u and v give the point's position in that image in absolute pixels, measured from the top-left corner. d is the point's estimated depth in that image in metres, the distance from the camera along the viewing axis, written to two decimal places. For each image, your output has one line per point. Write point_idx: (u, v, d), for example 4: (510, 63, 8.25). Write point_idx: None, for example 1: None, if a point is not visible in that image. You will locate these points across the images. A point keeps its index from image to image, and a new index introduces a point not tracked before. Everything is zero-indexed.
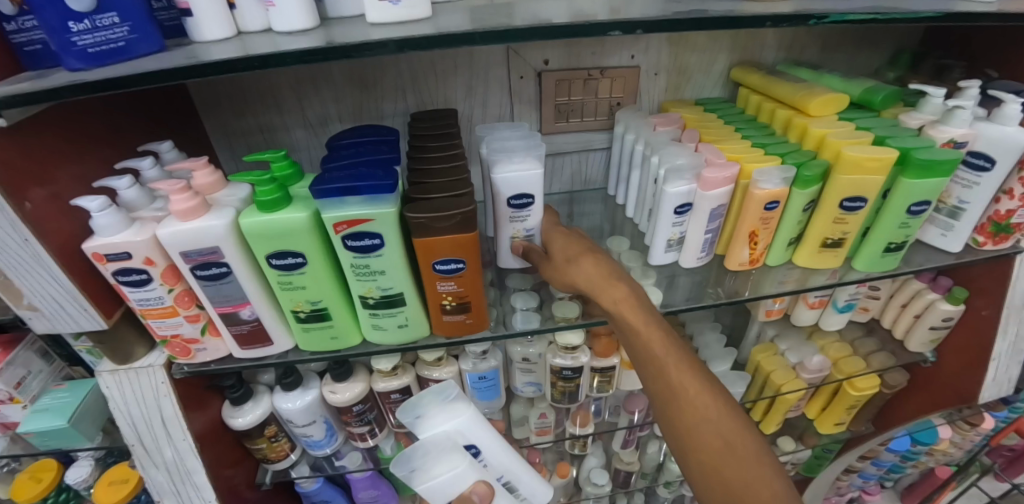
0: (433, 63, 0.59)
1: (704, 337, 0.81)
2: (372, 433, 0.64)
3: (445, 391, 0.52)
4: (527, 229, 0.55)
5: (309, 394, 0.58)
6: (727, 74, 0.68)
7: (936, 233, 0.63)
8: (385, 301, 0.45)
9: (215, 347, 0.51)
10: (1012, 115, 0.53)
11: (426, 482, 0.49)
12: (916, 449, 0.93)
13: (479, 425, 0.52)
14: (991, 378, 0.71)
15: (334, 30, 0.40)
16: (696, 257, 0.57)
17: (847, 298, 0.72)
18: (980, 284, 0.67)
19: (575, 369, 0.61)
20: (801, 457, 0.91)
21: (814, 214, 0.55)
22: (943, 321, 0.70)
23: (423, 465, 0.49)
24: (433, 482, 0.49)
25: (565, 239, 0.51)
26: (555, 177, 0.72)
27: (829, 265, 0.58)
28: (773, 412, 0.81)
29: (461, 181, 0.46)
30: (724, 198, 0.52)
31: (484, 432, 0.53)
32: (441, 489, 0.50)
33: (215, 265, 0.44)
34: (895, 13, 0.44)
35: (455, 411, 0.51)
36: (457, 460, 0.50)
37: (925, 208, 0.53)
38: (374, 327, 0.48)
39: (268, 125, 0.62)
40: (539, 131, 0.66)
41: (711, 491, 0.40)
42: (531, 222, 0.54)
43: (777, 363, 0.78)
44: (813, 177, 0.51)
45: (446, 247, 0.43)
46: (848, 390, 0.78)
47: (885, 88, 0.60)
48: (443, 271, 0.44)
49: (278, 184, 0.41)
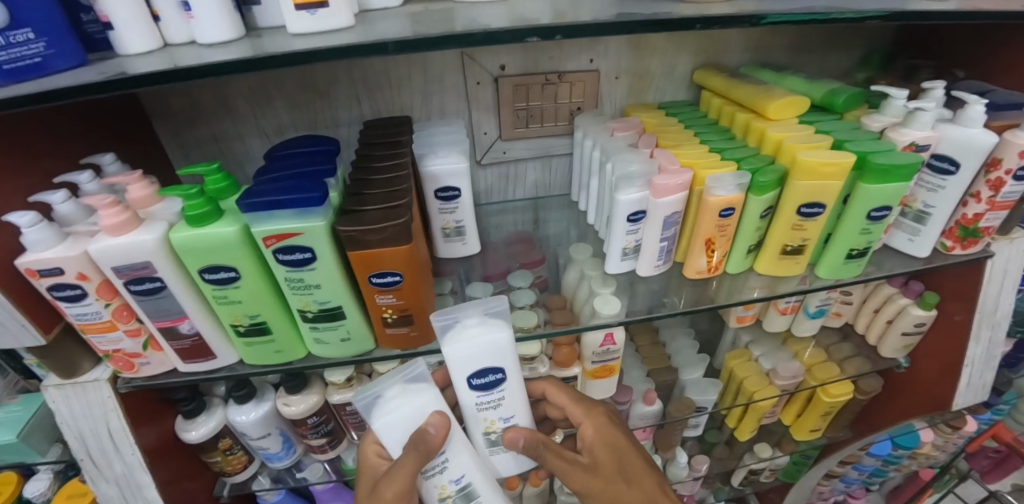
0: (386, 71, 0.58)
1: (676, 343, 0.80)
2: (331, 445, 0.63)
3: (487, 307, 0.47)
4: (457, 220, 0.57)
5: (262, 407, 0.57)
6: (691, 77, 0.66)
7: (903, 238, 0.61)
8: (324, 314, 0.45)
9: (159, 361, 0.50)
10: (976, 117, 0.52)
11: (386, 413, 0.45)
12: (896, 454, 0.90)
13: (508, 353, 0.47)
14: (965, 384, 0.69)
15: (261, 41, 0.39)
16: (653, 265, 0.56)
17: (817, 304, 0.70)
18: (952, 289, 0.66)
19: (533, 379, 0.61)
20: (779, 463, 0.89)
21: (773, 221, 0.54)
22: (915, 327, 0.69)
23: (386, 393, 0.46)
24: (393, 412, 0.45)
25: None
26: (519, 184, 0.71)
27: (791, 271, 0.57)
28: (747, 420, 0.80)
29: (400, 192, 0.45)
30: (677, 205, 0.51)
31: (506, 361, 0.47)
32: (404, 423, 0.45)
33: (149, 280, 0.43)
34: (846, 13, 0.43)
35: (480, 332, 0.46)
36: (422, 390, 0.46)
37: (886, 214, 0.52)
38: (316, 340, 0.47)
39: (222, 134, 0.61)
40: (500, 137, 0.65)
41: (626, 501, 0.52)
42: (462, 213, 0.56)
43: (750, 370, 0.77)
44: (768, 183, 0.50)
45: (382, 260, 0.42)
46: (822, 396, 0.77)
47: (848, 90, 0.58)
48: (381, 284, 0.43)
49: (207, 198, 0.40)
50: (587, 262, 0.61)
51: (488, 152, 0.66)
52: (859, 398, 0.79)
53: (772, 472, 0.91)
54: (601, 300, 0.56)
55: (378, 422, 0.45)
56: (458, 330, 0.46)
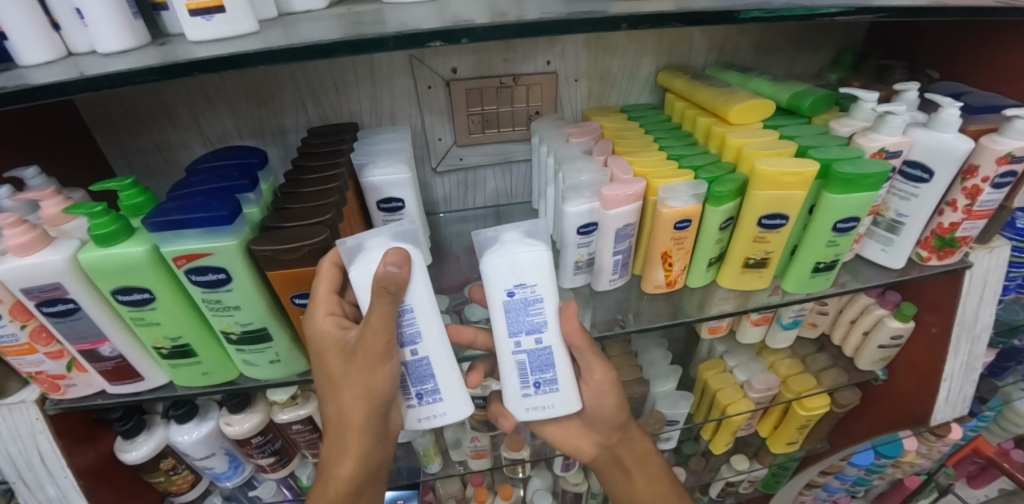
0: (330, 76, 0.56)
1: (649, 354, 0.78)
2: (282, 463, 0.62)
3: (528, 225, 0.42)
4: None
5: (204, 426, 0.55)
6: (654, 78, 0.64)
7: (876, 248, 0.58)
8: (249, 336, 0.43)
9: (87, 382, 0.48)
10: (950, 121, 0.48)
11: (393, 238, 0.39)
12: (880, 462, 0.85)
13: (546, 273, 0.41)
14: (944, 398, 0.66)
15: (167, 49, 0.37)
16: (609, 279, 0.53)
17: (791, 315, 0.67)
18: (930, 300, 0.63)
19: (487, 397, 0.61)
20: (758, 475, 0.87)
21: (733, 233, 0.51)
22: (892, 339, 0.67)
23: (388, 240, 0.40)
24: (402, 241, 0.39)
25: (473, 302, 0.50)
26: (478, 191, 0.69)
27: (755, 285, 0.54)
28: (721, 433, 0.77)
29: (326, 207, 0.42)
30: (629, 216, 0.48)
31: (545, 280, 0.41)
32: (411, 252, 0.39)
33: (62, 302, 0.40)
34: (805, 10, 0.39)
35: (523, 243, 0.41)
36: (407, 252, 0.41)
37: (853, 225, 0.48)
38: (245, 362, 0.45)
39: (165, 142, 0.58)
40: (455, 143, 0.62)
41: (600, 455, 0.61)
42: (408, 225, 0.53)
43: (725, 381, 0.74)
44: (725, 193, 0.47)
45: (302, 281, 0.39)
46: (797, 409, 0.74)
47: (815, 92, 0.55)
48: (304, 305, 0.41)
49: (114, 216, 0.37)
50: None
51: (444, 159, 0.63)
52: (836, 411, 0.76)
53: (752, 484, 0.89)
54: None
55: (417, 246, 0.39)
56: (499, 241, 0.41)
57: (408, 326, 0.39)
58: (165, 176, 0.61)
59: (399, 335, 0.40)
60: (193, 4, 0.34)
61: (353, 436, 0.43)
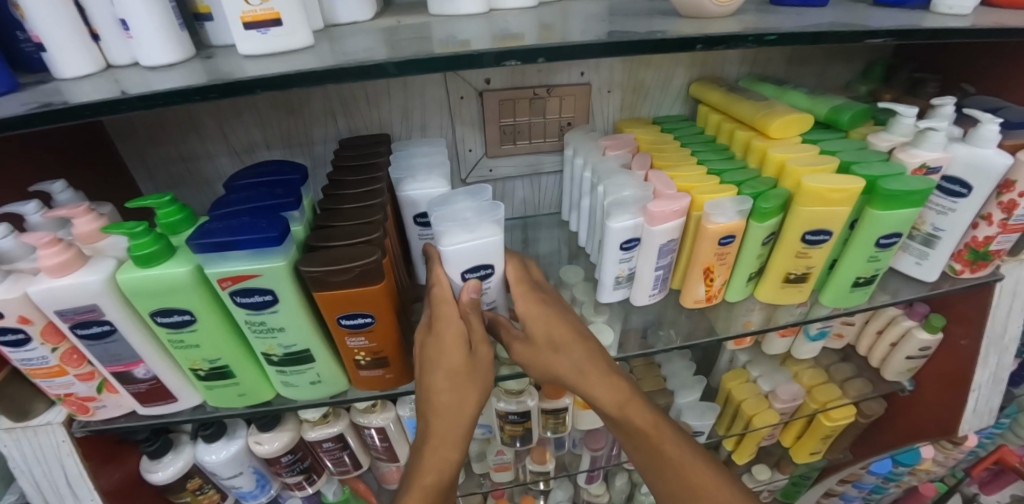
0: (365, 88, 0.55)
1: (673, 365, 0.77)
2: (309, 481, 0.61)
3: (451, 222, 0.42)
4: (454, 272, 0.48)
5: (232, 446, 0.54)
6: (686, 90, 0.63)
7: (910, 262, 0.58)
8: (291, 358, 0.42)
9: (117, 404, 0.46)
10: (989, 137, 0.48)
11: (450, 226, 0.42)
12: (898, 470, 0.86)
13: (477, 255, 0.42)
14: (971, 409, 0.67)
15: (214, 63, 0.35)
16: (648, 294, 0.52)
17: (818, 327, 0.67)
18: (958, 312, 0.63)
19: (520, 413, 0.59)
20: (778, 485, 0.86)
21: (774, 248, 0.50)
22: (920, 351, 0.67)
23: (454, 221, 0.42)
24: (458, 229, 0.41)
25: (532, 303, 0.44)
26: (505, 203, 0.68)
27: (793, 300, 0.53)
28: (745, 444, 0.77)
29: (370, 225, 0.41)
30: (673, 232, 0.47)
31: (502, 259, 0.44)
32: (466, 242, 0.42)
33: (96, 324, 0.39)
34: (862, 28, 0.39)
35: (481, 224, 0.42)
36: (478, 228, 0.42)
37: (895, 241, 0.48)
38: (284, 383, 0.44)
39: (190, 152, 0.56)
40: (485, 154, 0.61)
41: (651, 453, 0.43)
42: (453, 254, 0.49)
43: (749, 392, 0.74)
44: (771, 209, 0.46)
45: (350, 302, 0.38)
46: (823, 420, 0.74)
47: (853, 106, 0.55)
48: (351, 326, 0.40)
49: (156, 236, 0.36)
50: (578, 286, 0.57)
51: (473, 170, 0.63)
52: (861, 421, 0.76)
53: (770, 494, 0.89)
54: (593, 329, 0.53)
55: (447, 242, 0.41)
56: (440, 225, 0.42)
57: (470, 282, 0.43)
58: (188, 187, 0.59)
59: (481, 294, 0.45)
60: (249, 17, 0.33)
61: (450, 437, 0.38)
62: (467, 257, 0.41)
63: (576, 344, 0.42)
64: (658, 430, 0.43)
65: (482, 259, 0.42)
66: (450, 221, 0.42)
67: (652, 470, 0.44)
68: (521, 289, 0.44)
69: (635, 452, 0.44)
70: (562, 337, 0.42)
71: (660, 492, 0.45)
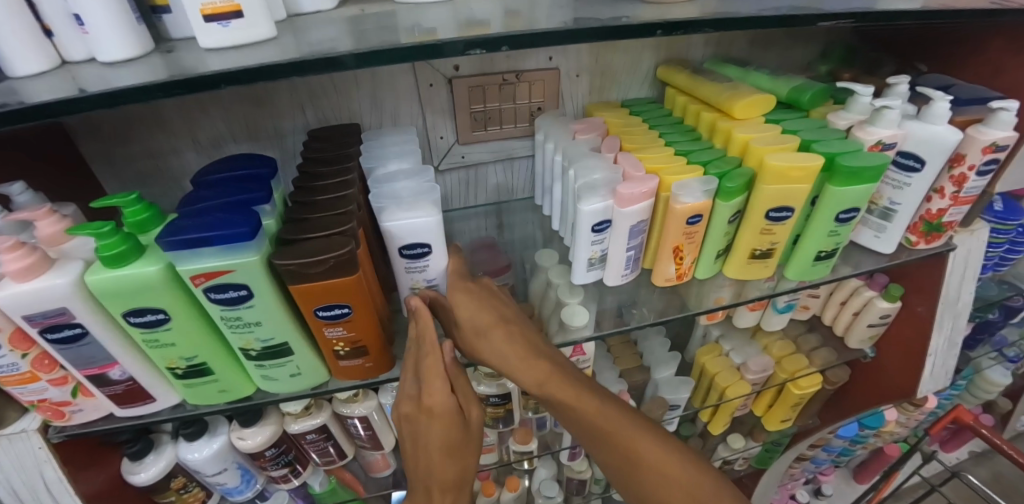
0: (332, 79, 0.54)
1: (648, 342, 0.79)
2: (294, 473, 0.62)
3: (401, 205, 0.44)
4: (428, 280, 0.48)
5: (215, 443, 0.54)
6: (654, 73, 0.64)
7: (869, 235, 0.61)
8: (269, 352, 0.42)
9: (93, 407, 0.46)
10: (941, 114, 0.50)
11: (399, 207, 0.44)
12: (864, 433, 0.91)
13: (418, 234, 0.44)
14: (929, 372, 0.71)
15: (174, 57, 0.35)
16: (620, 274, 0.54)
17: (786, 300, 0.70)
18: (915, 282, 0.67)
19: (501, 395, 0.61)
20: (752, 452, 0.91)
21: (741, 225, 0.52)
22: (880, 319, 0.70)
23: (402, 203, 0.44)
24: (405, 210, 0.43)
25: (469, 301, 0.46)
26: (479, 188, 0.69)
27: (759, 275, 0.55)
28: (719, 415, 0.80)
29: (343, 216, 0.41)
30: (643, 213, 0.48)
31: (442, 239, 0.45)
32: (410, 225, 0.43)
33: (68, 327, 0.38)
34: (819, 10, 0.40)
35: (420, 204, 0.44)
36: (425, 211, 0.44)
37: (853, 216, 0.50)
38: (264, 377, 0.45)
39: (156, 149, 0.55)
40: (457, 141, 0.62)
41: (585, 427, 0.46)
42: (432, 271, 0.47)
43: (721, 365, 0.77)
44: (736, 188, 0.48)
45: (326, 294, 0.39)
46: (792, 389, 0.78)
47: (813, 86, 0.57)
48: (328, 318, 0.40)
49: (124, 236, 0.35)
50: (553, 269, 0.59)
51: (446, 158, 0.63)
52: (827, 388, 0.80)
53: (745, 461, 0.93)
54: (569, 310, 0.55)
55: (389, 223, 0.43)
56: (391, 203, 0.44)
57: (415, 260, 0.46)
58: (155, 184, 0.58)
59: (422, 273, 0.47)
60: (208, 9, 0.32)
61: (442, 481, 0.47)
62: (404, 233, 0.43)
63: (496, 327, 0.46)
64: (582, 401, 0.46)
65: (420, 241, 0.44)
66: (393, 201, 0.44)
67: (594, 444, 0.47)
68: (458, 278, 0.47)
69: (574, 429, 0.47)
70: (485, 321, 0.46)
71: (606, 465, 0.47)
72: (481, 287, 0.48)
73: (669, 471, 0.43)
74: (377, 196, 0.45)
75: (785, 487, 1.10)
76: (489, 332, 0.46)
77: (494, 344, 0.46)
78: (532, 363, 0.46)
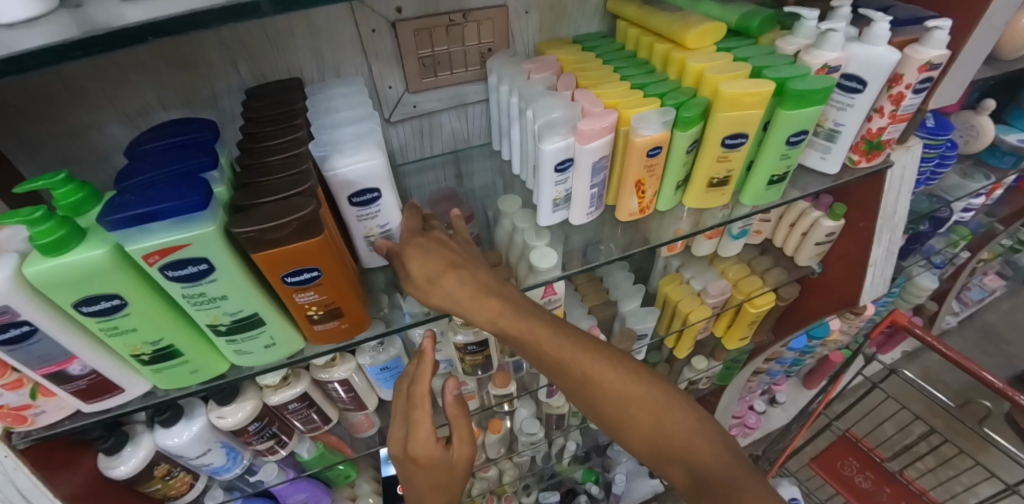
0: (263, 29, 0.49)
1: (613, 277, 0.82)
2: (280, 443, 0.63)
3: (345, 153, 0.45)
4: (382, 226, 0.50)
5: (194, 425, 0.53)
6: (603, 6, 0.62)
7: (816, 157, 0.64)
8: (240, 324, 0.41)
9: (58, 406, 0.44)
10: (882, 34, 0.52)
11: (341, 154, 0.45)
12: (812, 343, 1.01)
13: (366, 179, 0.46)
14: (869, 281, 0.77)
15: (79, 11, 0.31)
16: (585, 212, 0.55)
17: (740, 226, 0.73)
18: (857, 199, 0.71)
19: (478, 343, 0.62)
20: (714, 371, 0.98)
21: (698, 155, 0.53)
22: (826, 237, 0.75)
23: (345, 151, 0.45)
24: (349, 157, 0.45)
25: (422, 255, 0.47)
26: (435, 139, 0.67)
27: (717, 202, 0.58)
28: (684, 339, 0.86)
29: (300, 175, 0.40)
30: (604, 149, 0.49)
31: (390, 182, 0.47)
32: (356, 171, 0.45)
33: (12, 326, 0.35)
34: None
35: (363, 150, 0.45)
36: (368, 155, 0.45)
37: (803, 138, 0.52)
38: (237, 352, 0.44)
39: (73, 123, 0.50)
40: (407, 91, 0.59)
41: (543, 361, 0.47)
42: (385, 217, 0.50)
43: (683, 292, 0.81)
44: (692, 118, 0.48)
45: (292, 258, 0.38)
46: (749, 309, 0.83)
47: (761, 12, 0.57)
48: (297, 283, 0.40)
49: (60, 220, 0.33)
50: (518, 214, 0.59)
51: (397, 108, 0.60)
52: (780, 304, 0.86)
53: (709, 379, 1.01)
54: (537, 253, 0.55)
55: (334, 172, 0.44)
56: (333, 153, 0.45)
57: (366, 206, 0.48)
58: (80, 163, 0.53)
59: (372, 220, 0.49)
60: None
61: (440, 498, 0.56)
62: (354, 180, 0.45)
63: (449, 274, 0.46)
64: (539, 334, 0.46)
65: (370, 186, 0.46)
66: (336, 149, 0.45)
67: (554, 375, 0.48)
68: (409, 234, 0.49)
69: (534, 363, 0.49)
70: (435, 269, 0.46)
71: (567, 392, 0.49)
72: (430, 240, 0.49)
73: (621, 394, 0.47)
74: (320, 145, 0.45)
75: (746, 399, 1.21)
76: (441, 277, 0.46)
77: (448, 288, 0.46)
78: (487, 302, 0.46)
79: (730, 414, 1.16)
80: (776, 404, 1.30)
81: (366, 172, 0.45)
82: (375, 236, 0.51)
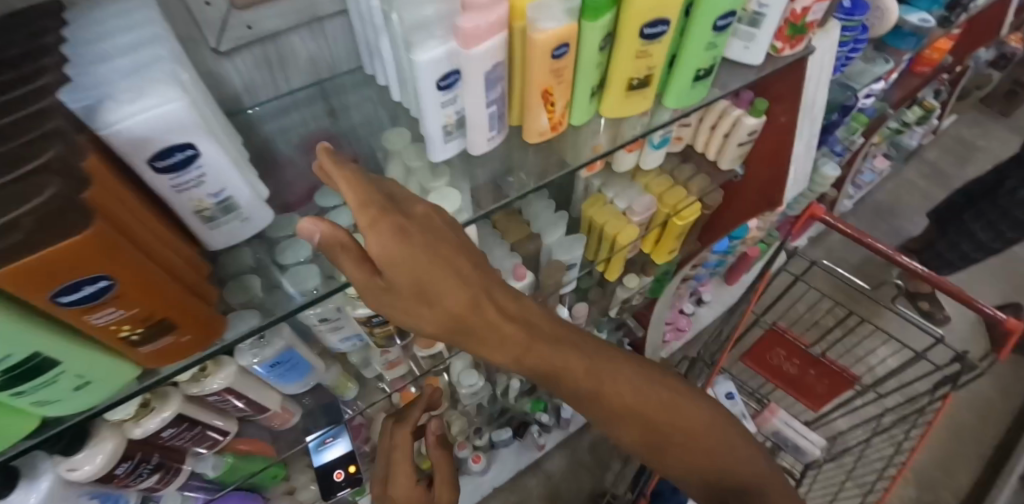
0: None
1: (534, 208, 0.74)
2: (171, 473, 0.55)
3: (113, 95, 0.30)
4: (212, 193, 0.37)
5: (43, 484, 0.41)
6: None
7: (739, 47, 0.56)
8: (15, 376, 0.27)
9: None
10: None
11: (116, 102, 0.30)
12: (733, 244, 1.03)
13: (167, 129, 0.31)
14: (792, 177, 0.76)
15: None
16: (486, 138, 0.45)
17: (661, 134, 0.66)
18: (778, 93, 0.66)
19: (384, 313, 0.52)
20: (645, 286, 0.97)
21: (614, 53, 0.44)
22: (748, 137, 0.71)
23: (113, 93, 0.30)
24: (130, 105, 0.30)
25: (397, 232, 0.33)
26: (289, 68, 0.51)
27: (639, 108, 0.50)
28: (613, 262, 0.82)
29: (41, 142, 0.25)
30: (497, 53, 0.38)
31: (205, 130, 0.33)
32: (146, 125, 0.30)
33: None
34: None
35: (146, 88, 0.30)
36: (161, 90, 0.30)
37: (730, 21, 0.45)
38: (35, 403, 0.31)
39: None
40: (232, 4, 0.41)
41: (509, 351, 0.40)
42: (214, 180, 0.36)
43: (608, 214, 0.75)
44: (602, 4, 0.38)
45: (62, 269, 0.24)
46: (676, 221, 0.79)
47: None
48: (81, 301, 0.26)
49: None
50: (406, 151, 0.47)
51: (225, 33, 0.42)
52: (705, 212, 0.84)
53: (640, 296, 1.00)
54: (436, 196, 0.46)
55: (103, 129, 0.29)
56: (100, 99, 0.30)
57: (175, 170, 0.34)
58: None
59: (187, 185, 0.36)
60: None
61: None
62: (145, 136, 0.31)
63: (402, 255, 0.32)
64: (498, 319, 0.38)
65: (174, 139, 0.32)
66: (94, 90, 0.30)
67: (524, 363, 0.42)
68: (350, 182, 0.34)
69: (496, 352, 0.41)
70: (380, 253, 0.32)
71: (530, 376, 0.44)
72: (380, 208, 0.33)
73: (602, 378, 0.44)
74: (72, 89, 0.30)
75: (676, 304, 1.25)
76: (385, 262, 0.32)
77: (392, 282, 0.33)
78: (453, 295, 0.35)
79: (663, 322, 1.20)
80: (703, 304, 1.36)
81: (163, 123, 0.31)
82: (208, 207, 0.38)
